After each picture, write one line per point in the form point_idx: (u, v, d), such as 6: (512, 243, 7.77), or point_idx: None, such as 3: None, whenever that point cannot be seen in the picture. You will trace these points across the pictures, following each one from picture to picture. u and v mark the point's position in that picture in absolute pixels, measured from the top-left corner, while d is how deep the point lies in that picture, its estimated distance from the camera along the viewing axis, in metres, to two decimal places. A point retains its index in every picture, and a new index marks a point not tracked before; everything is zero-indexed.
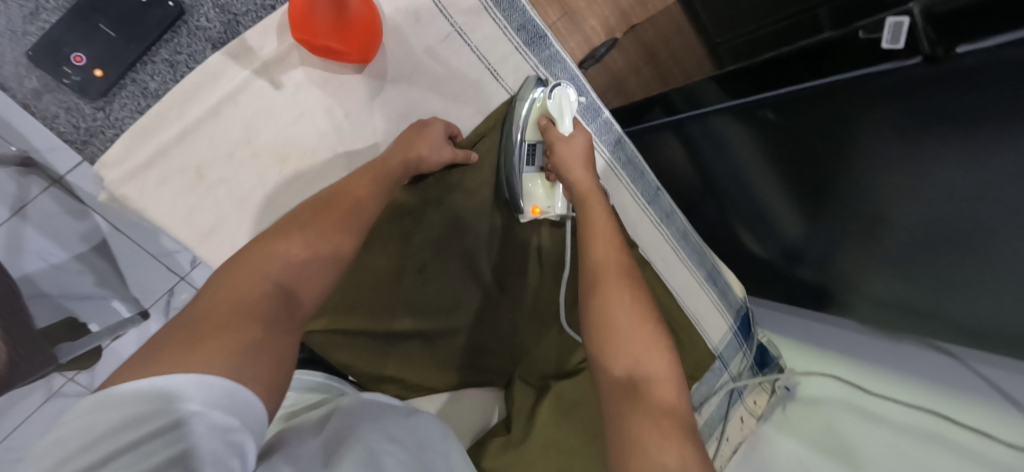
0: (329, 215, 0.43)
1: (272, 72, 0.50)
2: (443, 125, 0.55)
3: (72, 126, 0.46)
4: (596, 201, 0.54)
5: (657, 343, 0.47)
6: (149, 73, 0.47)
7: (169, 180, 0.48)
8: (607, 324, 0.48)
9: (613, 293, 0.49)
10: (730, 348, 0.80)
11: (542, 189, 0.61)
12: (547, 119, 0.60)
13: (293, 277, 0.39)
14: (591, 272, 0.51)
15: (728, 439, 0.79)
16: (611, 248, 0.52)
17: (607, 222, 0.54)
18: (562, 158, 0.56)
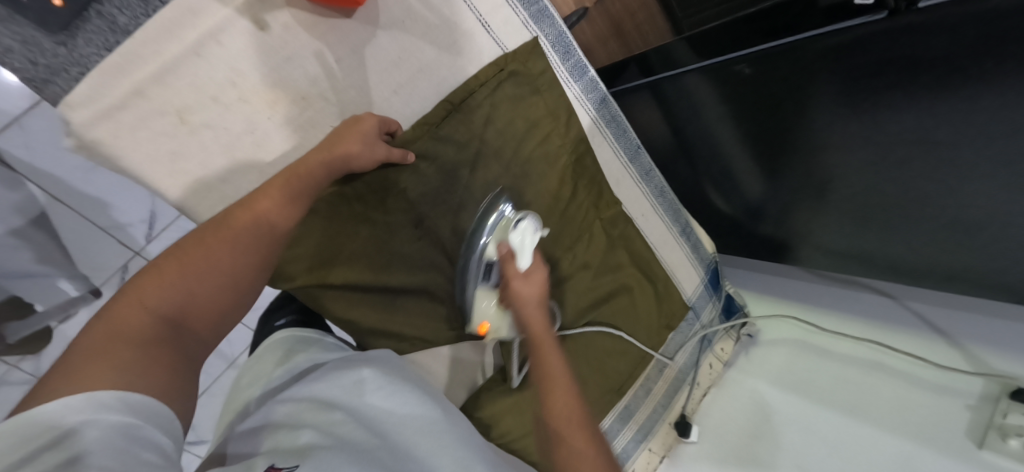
0: (212, 238, 0.41)
1: (256, 11, 0.47)
2: (376, 122, 0.50)
3: (29, 62, 0.41)
4: (542, 333, 0.54)
5: (598, 452, 0.49)
6: (116, 6, 0.42)
7: (147, 121, 0.45)
8: (560, 446, 0.49)
9: (560, 419, 0.50)
10: (702, 299, 0.85)
11: (493, 310, 0.58)
12: (502, 246, 0.55)
13: (177, 308, 0.39)
14: (543, 400, 0.52)
15: (698, 383, 0.89)
16: (562, 379, 0.52)
17: (558, 362, 0.53)
18: (519, 298, 0.55)
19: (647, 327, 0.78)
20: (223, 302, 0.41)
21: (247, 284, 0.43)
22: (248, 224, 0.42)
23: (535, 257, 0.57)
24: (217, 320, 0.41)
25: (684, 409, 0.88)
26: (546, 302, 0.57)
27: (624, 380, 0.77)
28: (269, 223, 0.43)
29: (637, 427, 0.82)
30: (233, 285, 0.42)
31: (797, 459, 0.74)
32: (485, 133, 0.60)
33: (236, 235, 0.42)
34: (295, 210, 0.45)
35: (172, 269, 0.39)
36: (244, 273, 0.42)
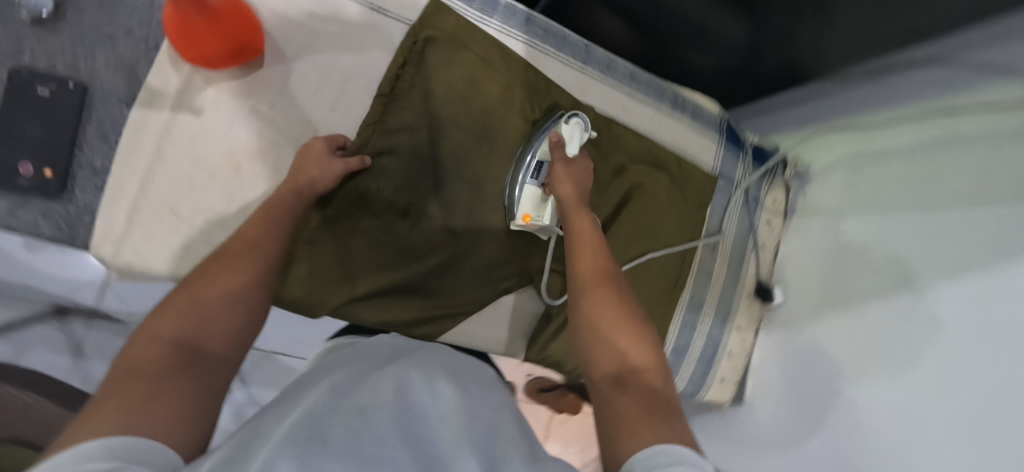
0: (215, 266, 0.41)
1: (187, 101, 0.53)
2: (322, 142, 0.55)
3: (55, 227, 0.50)
4: (581, 214, 0.58)
5: (644, 347, 0.46)
6: (90, 153, 0.51)
7: (153, 228, 0.52)
8: (594, 320, 0.48)
9: (599, 306, 0.49)
10: (728, 162, 0.81)
11: (530, 197, 0.63)
12: (557, 136, 0.62)
13: (192, 333, 0.36)
14: (586, 287, 0.51)
15: (763, 246, 0.85)
16: (602, 262, 0.53)
17: (591, 232, 0.56)
18: (560, 177, 0.60)
19: (677, 214, 0.77)
20: (238, 323, 0.39)
21: (259, 301, 0.41)
22: (242, 249, 0.43)
23: (581, 154, 0.64)
24: (238, 342, 0.38)
25: (759, 276, 0.85)
26: (586, 197, 0.61)
27: (677, 271, 0.78)
28: (259, 247, 0.44)
29: (714, 311, 0.81)
30: (251, 306, 0.40)
31: (878, 286, 0.68)
32: (427, 106, 0.62)
33: (238, 260, 0.42)
34: (273, 230, 0.46)
35: (179, 303, 0.37)
36: (257, 292, 0.41)
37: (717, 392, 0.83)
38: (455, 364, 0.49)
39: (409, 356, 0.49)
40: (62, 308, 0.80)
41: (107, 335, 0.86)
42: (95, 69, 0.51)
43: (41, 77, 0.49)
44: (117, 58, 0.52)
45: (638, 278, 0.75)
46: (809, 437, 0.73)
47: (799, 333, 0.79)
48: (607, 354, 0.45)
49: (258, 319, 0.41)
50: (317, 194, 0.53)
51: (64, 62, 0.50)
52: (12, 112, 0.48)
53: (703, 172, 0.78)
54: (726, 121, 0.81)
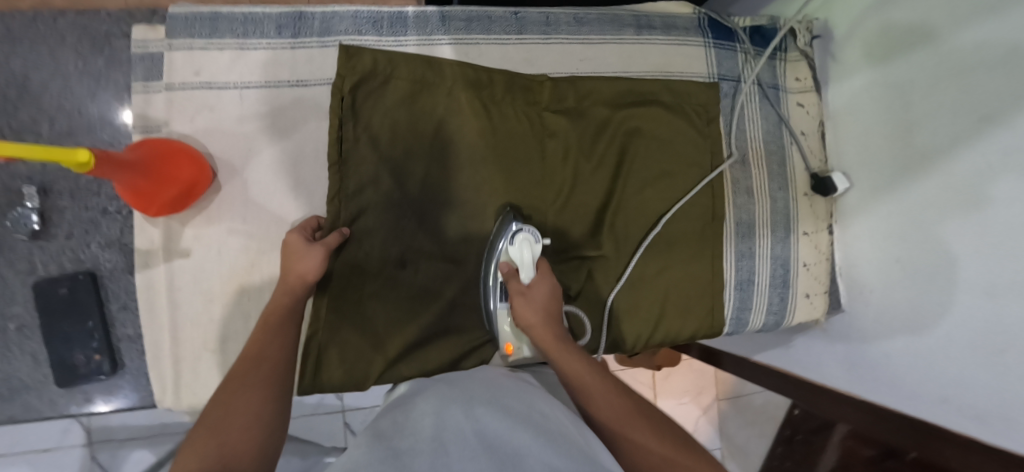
0: (229, 389, 0.44)
1: (175, 247, 0.57)
2: (297, 233, 0.54)
3: (126, 395, 0.57)
4: (568, 350, 0.52)
5: (694, 462, 0.43)
6: (123, 324, 0.57)
7: (196, 369, 0.56)
8: (639, 467, 0.43)
9: (632, 442, 0.44)
10: (725, 59, 0.71)
11: (508, 328, 0.58)
12: (508, 264, 0.58)
13: (221, 457, 0.38)
14: (607, 430, 0.46)
15: (805, 133, 0.74)
16: (607, 390, 0.48)
17: (580, 364, 0.50)
18: (526, 318, 0.54)
19: (687, 142, 0.68)
20: (261, 439, 0.41)
21: (276, 410, 0.44)
22: (250, 366, 0.46)
23: (538, 270, 0.58)
24: (267, 459, 0.41)
25: (809, 169, 0.73)
26: (560, 320, 0.56)
27: (712, 203, 0.68)
28: (267, 360, 0.47)
29: (773, 226, 0.72)
30: (269, 417, 0.44)
31: (956, 126, 0.55)
32: (381, 153, 0.60)
33: (250, 378, 0.45)
34: (276, 341, 0.49)
35: (204, 433, 0.40)
36: (273, 403, 0.45)
37: (808, 311, 0.73)
38: (492, 387, 0.46)
39: (454, 385, 0.48)
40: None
41: None
42: (95, 253, 0.56)
43: (56, 280, 0.55)
44: (107, 236, 0.57)
45: (670, 229, 0.67)
46: (931, 326, 0.61)
47: (881, 210, 0.67)
48: None
49: (280, 424, 0.44)
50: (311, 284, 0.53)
51: (68, 258, 0.56)
52: (50, 318, 0.55)
53: (699, 86, 0.68)
54: (706, 16, 0.71)
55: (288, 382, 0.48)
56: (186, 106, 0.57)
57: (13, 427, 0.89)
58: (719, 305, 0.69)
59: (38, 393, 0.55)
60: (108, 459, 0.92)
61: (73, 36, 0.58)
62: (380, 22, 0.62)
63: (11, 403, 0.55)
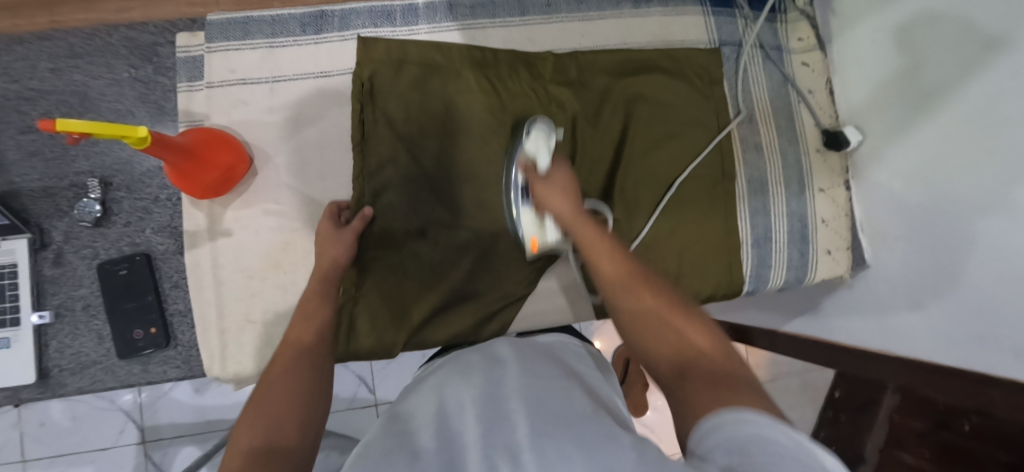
0: (271, 376, 0.43)
1: (218, 228, 0.62)
2: (327, 221, 0.60)
3: (177, 367, 0.62)
4: (587, 223, 0.53)
5: (694, 328, 0.40)
6: (174, 301, 0.62)
7: (239, 339, 0.61)
8: (634, 324, 0.43)
9: (633, 299, 0.44)
10: (724, 25, 0.73)
11: (531, 222, 0.61)
12: (524, 161, 0.61)
13: (272, 424, 0.37)
14: (610, 289, 0.46)
15: (811, 91, 0.74)
16: (625, 265, 0.48)
17: (603, 239, 0.51)
18: (546, 196, 0.57)
19: (691, 104, 0.70)
20: (302, 401, 0.40)
21: (314, 380, 0.43)
22: (286, 347, 0.46)
23: (557, 163, 0.61)
24: (315, 418, 0.39)
25: (820, 124, 0.73)
26: (581, 203, 0.56)
27: (721, 162, 0.70)
28: (299, 339, 0.47)
29: (786, 183, 0.72)
30: (315, 388, 0.42)
31: (959, 58, 0.55)
32: (397, 132, 0.64)
33: (285, 357, 0.45)
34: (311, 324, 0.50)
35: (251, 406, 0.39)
36: (306, 369, 0.44)
37: (830, 266, 0.73)
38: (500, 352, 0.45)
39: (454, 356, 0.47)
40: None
41: None
42: (150, 238, 0.62)
43: (116, 262, 0.61)
44: (160, 221, 0.63)
45: (681, 190, 0.69)
46: (953, 271, 0.59)
47: (893, 150, 0.66)
48: (661, 350, 0.40)
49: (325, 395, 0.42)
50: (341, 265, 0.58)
51: (126, 243, 0.62)
52: (113, 297, 0.61)
53: (699, 51, 0.71)
54: None
55: (328, 362, 0.47)
56: (223, 101, 0.63)
57: (73, 429, 0.93)
58: (737, 262, 0.69)
59: (103, 366, 0.61)
60: (160, 457, 0.95)
61: (124, 49, 0.66)
62: (393, 14, 0.67)
63: (79, 376, 0.60)
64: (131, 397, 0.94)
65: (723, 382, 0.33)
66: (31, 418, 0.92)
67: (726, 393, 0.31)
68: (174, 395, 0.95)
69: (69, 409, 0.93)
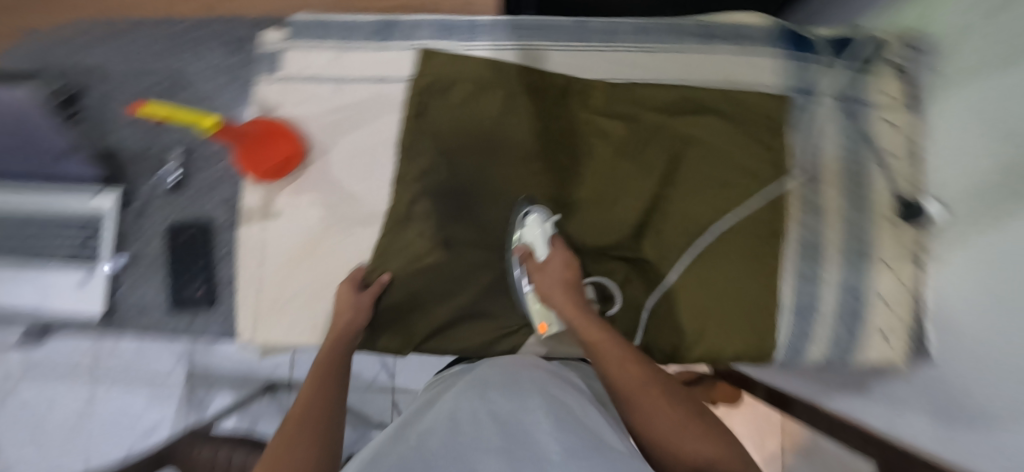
0: (289, 421, 0.49)
1: (271, 209, 0.68)
2: (345, 282, 0.64)
3: (216, 326, 0.68)
4: (594, 320, 0.55)
5: (711, 433, 0.45)
6: (223, 268, 0.69)
7: (271, 313, 0.67)
8: (654, 430, 0.46)
9: (648, 407, 0.47)
10: (799, 72, 0.68)
11: (539, 308, 0.63)
12: (523, 250, 0.64)
13: None
14: (619, 393, 0.49)
15: (893, 154, 0.65)
16: (630, 365, 0.50)
17: (608, 336, 0.53)
18: (549, 291, 0.59)
19: (746, 153, 0.66)
20: None
21: (318, 459, 0.45)
22: (299, 417, 0.49)
23: (553, 249, 0.64)
24: None
25: (897, 193, 0.65)
26: (580, 293, 0.59)
27: (770, 218, 0.65)
28: (313, 409, 0.50)
29: (843, 251, 0.66)
30: (325, 436, 0.48)
31: None
32: (440, 145, 0.67)
33: (297, 431, 0.47)
34: (323, 389, 0.52)
35: None
36: (319, 448, 0.46)
37: (882, 351, 0.63)
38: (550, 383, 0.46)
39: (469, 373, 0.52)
40: (270, 385, 1.09)
41: None
42: (213, 208, 0.69)
43: (183, 225, 0.69)
44: (225, 195, 0.70)
45: (720, 242, 0.65)
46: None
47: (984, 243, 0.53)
48: (681, 451, 0.44)
49: (334, 442, 0.48)
50: (353, 325, 0.61)
51: (192, 211, 0.70)
52: (177, 255, 0.68)
53: (764, 97, 0.66)
54: (782, 28, 0.68)
55: (342, 406, 0.52)
56: (291, 95, 0.69)
57: (139, 358, 1.12)
58: (770, 328, 0.65)
59: (155, 316, 0.69)
60: (201, 396, 1.11)
61: (219, 40, 0.74)
62: (456, 30, 0.69)
63: (138, 319, 0.69)
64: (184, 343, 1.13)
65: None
66: (107, 345, 1.12)
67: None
68: (221, 345, 1.12)
69: (137, 342, 1.13)
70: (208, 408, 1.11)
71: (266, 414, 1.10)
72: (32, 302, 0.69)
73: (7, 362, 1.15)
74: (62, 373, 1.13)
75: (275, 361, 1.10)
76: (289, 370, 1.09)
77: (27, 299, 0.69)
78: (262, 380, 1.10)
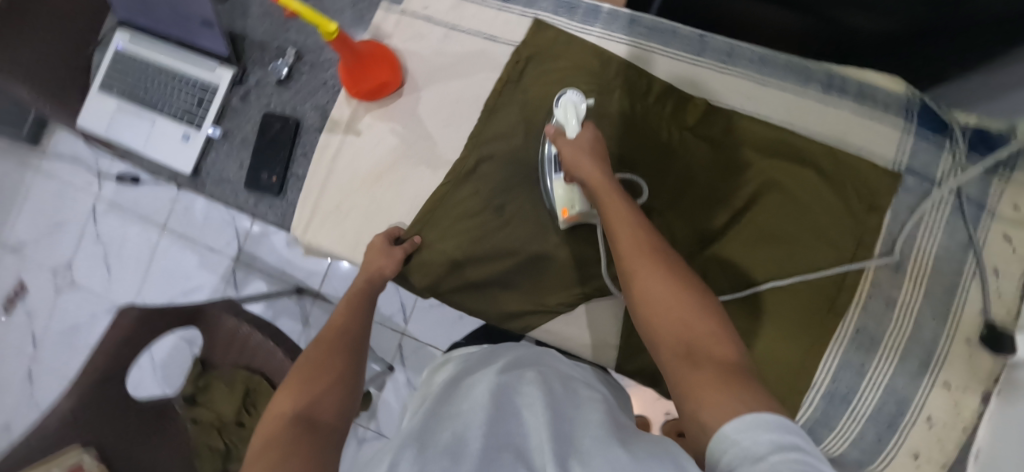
0: (320, 352, 0.54)
1: (354, 126, 0.72)
2: (383, 235, 0.67)
3: (276, 215, 0.74)
4: (609, 188, 0.51)
5: (706, 311, 0.42)
6: (298, 165, 0.74)
7: (325, 219, 0.71)
8: (642, 302, 0.44)
9: (641, 272, 0.44)
10: (921, 154, 0.62)
11: (562, 193, 0.61)
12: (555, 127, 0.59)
13: (316, 400, 0.47)
14: (621, 266, 0.47)
15: (997, 272, 0.60)
16: (637, 237, 0.47)
17: (620, 205, 0.50)
18: (572, 159, 0.55)
19: (831, 218, 0.62)
20: (344, 392, 0.50)
21: (353, 375, 0.52)
22: (337, 336, 0.56)
23: (584, 124, 0.59)
24: (347, 410, 0.49)
25: (987, 315, 0.59)
26: (607, 167, 0.54)
27: (834, 293, 0.61)
28: (352, 333, 0.56)
29: (901, 354, 0.60)
30: (352, 378, 0.52)
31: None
32: (524, 115, 0.68)
33: (334, 346, 0.54)
34: (358, 319, 0.58)
35: (300, 378, 0.49)
36: (353, 366, 0.53)
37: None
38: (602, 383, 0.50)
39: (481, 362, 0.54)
40: (299, 289, 1.24)
41: (322, 315, 1.23)
42: (305, 111, 0.75)
43: (276, 117, 0.74)
44: (319, 101, 0.74)
45: (770, 298, 0.62)
46: None
47: None
48: (666, 329, 0.41)
49: (357, 383, 0.52)
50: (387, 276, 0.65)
51: (289, 107, 0.75)
52: (263, 141, 0.74)
53: (873, 167, 0.61)
54: (921, 100, 0.62)
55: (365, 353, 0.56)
56: (406, 29, 0.72)
57: (203, 225, 1.29)
58: (794, 402, 0.61)
59: (232, 187, 0.75)
60: (240, 277, 1.27)
61: None
62: (575, 10, 0.69)
63: (216, 186, 0.76)
64: (243, 225, 1.28)
65: (731, 374, 0.36)
66: (183, 206, 1.29)
67: (735, 387, 0.35)
68: (272, 239, 1.27)
69: (205, 212, 1.29)
70: (244, 290, 1.26)
71: (288, 311, 1.25)
72: (136, 145, 0.78)
73: (102, 191, 1.32)
74: (141, 216, 1.30)
75: (309, 269, 1.25)
76: (320, 281, 1.24)
77: (137, 136, 0.78)
78: (294, 283, 1.25)
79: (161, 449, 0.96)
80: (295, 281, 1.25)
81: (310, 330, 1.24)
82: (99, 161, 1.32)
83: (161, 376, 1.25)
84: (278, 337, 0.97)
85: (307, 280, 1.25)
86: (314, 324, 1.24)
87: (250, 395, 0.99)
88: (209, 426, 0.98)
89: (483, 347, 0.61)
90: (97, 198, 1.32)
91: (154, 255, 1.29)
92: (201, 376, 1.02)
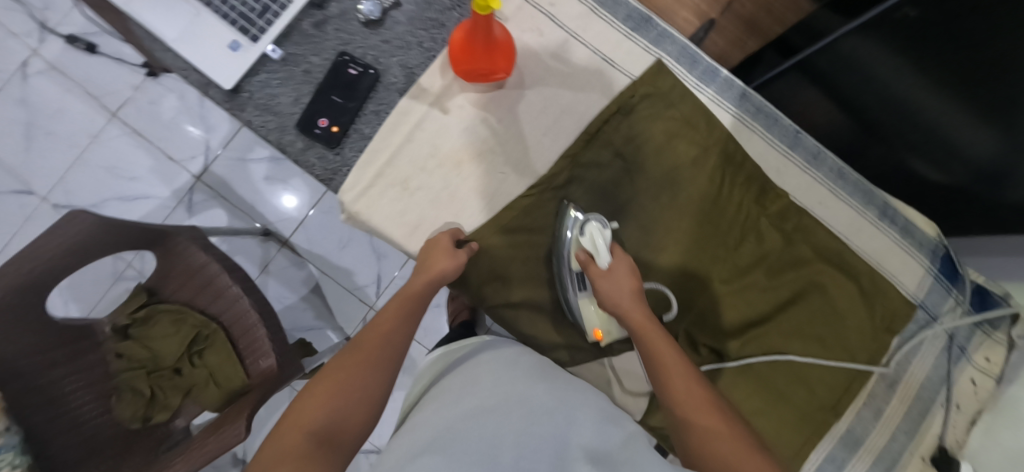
0: (353, 357, 0.52)
1: (443, 101, 0.65)
2: (447, 236, 0.61)
3: (323, 168, 0.65)
4: (655, 334, 0.56)
5: (753, 450, 0.49)
6: (364, 122, 0.66)
7: (385, 192, 0.65)
8: (699, 438, 0.50)
9: (703, 428, 0.50)
10: (935, 294, 0.71)
11: (595, 316, 0.64)
12: (585, 253, 0.61)
13: (331, 423, 0.47)
14: (672, 404, 0.52)
15: (958, 407, 0.70)
16: (683, 377, 0.53)
17: (668, 348, 0.55)
18: (612, 299, 0.58)
19: (857, 331, 0.68)
20: (361, 415, 0.49)
21: (377, 392, 0.51)
22: (375, 342, 0.53)
23: (616, 255, 0.61)
24: (358, 433, 0.48)
25: (941, 440, 0.70)
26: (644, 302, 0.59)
27: (839, 395, 0.68)
28: (391, 343, 0.54)
29: (874, 458, 0.69)
30: (374, 399, 0.51)
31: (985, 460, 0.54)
32: (622, 150, 0.67)
33: (367, 355, 0.52)
34: (401, 328, 0.55)
35: (321, 391, 0.48)
36: (379, 385, 0.51)
37: None
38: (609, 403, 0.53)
39: (504, 368, 0.55)
40: (267, 231, 1.10)
41: (288, 265, 1.11)
42: (388, 66, 0.66)
43: (354, 61, 0.65)
44: (406, 61, 0.66)
45: (788, 387, 0.67)
46: None
47: None
48: (722, 462, 0.47)
49: (382, 403, 0.52)
50: (443, 283, 0.59)
51: (371, 54, 0.65)
52: (332, 82, 0.64)
53: (901, 297, 0.68)
54: (944, 249, 0.71)
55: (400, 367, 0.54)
56: (526, 18, 0.66)
57: (167, 127, 1.09)
58: None
59: (277, 122, 0.64)
60: (198, 199, 1.10)
61: None
62: (695, 65, 0.68)
63: (256, 112, 0.64)
64: (215, 141, 1.10)
65: None
66: (147, 96, 1.09)
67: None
68: (249, 167, 1.11)
69: (173, 112, 1.09)
70: (198, 216, 1.10)
71: (247, 251, 1.12)
72: (159, 29, 0.62)
73: (44, 45, 1.08)
74: (89, 92, 1.08)
75: (283, 213, 1.11)
76: (293, 228, 1.10)
77: (170, 22, 0.63)
78: (263, 224, 1.11)
79: (71, 377, 0.79)
80: (263, 222, 1.11)
81: (269, 278, 1.11)
82: (45, 9, 1.07)
83: (68, 287, 1.05)
84: (248, 287, 0.85)
85: (279, 225, 1.11)
86: (274, 272, 1.11)
87: (197, 342, 0.87)
88: (136, 365, 0.86)
89: (503, 356, 0.58)
90: (31, 54, 1.08)
91: (93, 143, 1.08)
92: (141, 306, 0.87)
